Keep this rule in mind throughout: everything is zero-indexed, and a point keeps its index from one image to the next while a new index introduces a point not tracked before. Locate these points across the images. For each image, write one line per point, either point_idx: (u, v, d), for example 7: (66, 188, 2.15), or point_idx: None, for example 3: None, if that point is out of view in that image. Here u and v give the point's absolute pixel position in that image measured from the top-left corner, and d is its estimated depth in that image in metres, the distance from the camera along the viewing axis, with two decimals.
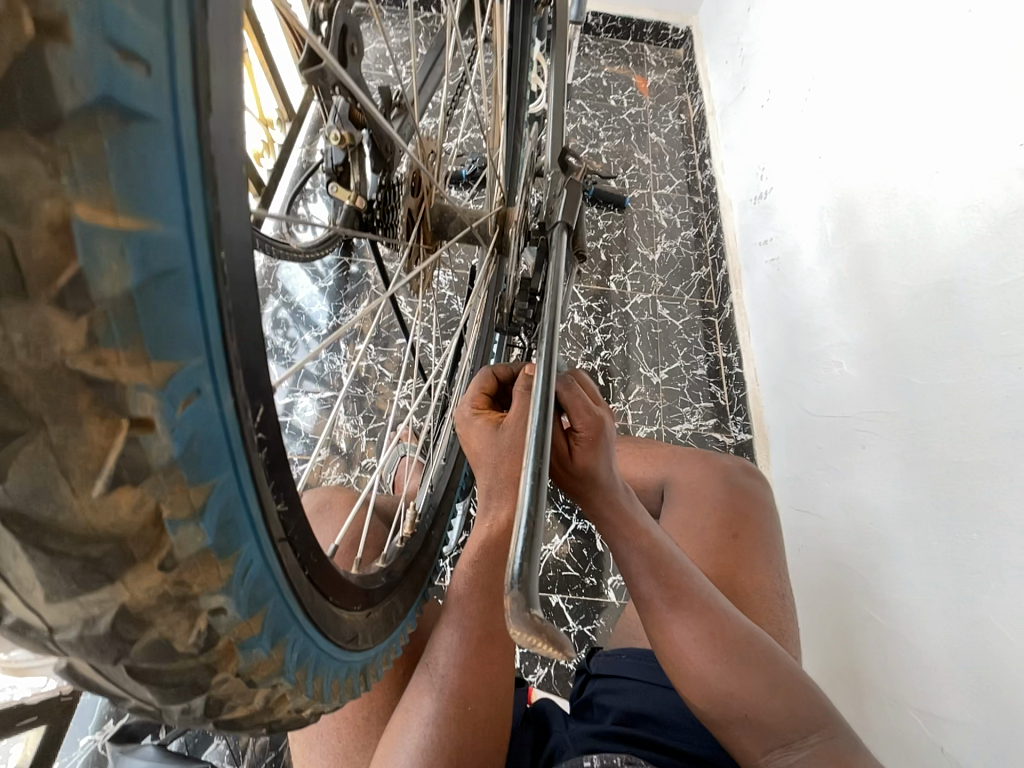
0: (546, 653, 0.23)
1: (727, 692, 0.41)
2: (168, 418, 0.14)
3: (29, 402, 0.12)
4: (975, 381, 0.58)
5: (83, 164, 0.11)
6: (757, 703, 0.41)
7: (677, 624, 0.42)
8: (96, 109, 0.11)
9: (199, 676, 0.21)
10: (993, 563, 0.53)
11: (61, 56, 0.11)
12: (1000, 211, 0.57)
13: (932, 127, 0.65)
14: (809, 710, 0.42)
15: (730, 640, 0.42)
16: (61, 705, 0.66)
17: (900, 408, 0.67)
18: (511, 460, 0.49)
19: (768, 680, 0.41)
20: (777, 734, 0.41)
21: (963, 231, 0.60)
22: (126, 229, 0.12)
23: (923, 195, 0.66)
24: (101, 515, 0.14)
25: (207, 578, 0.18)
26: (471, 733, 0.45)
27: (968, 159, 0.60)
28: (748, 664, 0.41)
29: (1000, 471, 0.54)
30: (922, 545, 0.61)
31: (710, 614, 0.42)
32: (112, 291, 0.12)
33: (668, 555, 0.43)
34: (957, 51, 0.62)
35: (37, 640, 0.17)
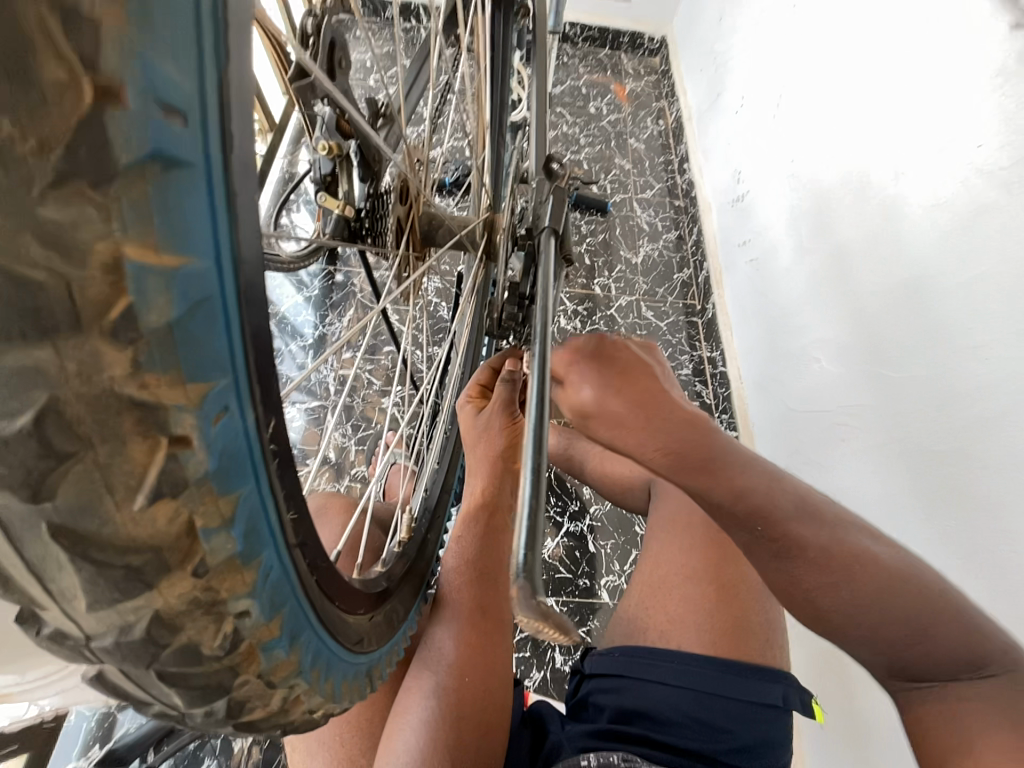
0: (553, 638, 0.25)
1: (860, 631, 0.37)
2: (204, 435, 0.15)
3: (81, 425, 0.13)
4: (948, 372, 0.61)
5: (132, 210, 0.12)
6: (890, 640, 0.37)
7: (793, 568, 0.37)
8: (146, 161, 0.12)
9: (223, 679, 0.22)
10: (973, 542, 0.56)
11: (117, 118, 0.12)
12: (960, 215, 0.60)
13: (903, 127, 0.68)
14: (964, 648, 0.36)
15: (860, 584, 0.36)
16: (44, 733, 0.67)
17: (874, 400, 0.71)
18: (483, 441, 0.69)
19: (895, 619, 0.36)
20: (916, 669, 0.37)
21: (929, 233, 0.64)
22: (171, 268, 0.13)
23: (891, 198, 0.69)
24: (140, 528, 0.15)
25: (233, 584, 0.19)
26: (472, 682, 0.55)
27: (935, 167, 0.63)
28: (882, 606, 0.36)
29: (976, 457, 0.57)
30: (902, 530, 0.64)
31: (830, 552, 0.36)
32: (159, 324, 0.13)
33: (772, 497, 0.36)
34: (921, 59, 0.66)
35: (74, 648, 0.18)
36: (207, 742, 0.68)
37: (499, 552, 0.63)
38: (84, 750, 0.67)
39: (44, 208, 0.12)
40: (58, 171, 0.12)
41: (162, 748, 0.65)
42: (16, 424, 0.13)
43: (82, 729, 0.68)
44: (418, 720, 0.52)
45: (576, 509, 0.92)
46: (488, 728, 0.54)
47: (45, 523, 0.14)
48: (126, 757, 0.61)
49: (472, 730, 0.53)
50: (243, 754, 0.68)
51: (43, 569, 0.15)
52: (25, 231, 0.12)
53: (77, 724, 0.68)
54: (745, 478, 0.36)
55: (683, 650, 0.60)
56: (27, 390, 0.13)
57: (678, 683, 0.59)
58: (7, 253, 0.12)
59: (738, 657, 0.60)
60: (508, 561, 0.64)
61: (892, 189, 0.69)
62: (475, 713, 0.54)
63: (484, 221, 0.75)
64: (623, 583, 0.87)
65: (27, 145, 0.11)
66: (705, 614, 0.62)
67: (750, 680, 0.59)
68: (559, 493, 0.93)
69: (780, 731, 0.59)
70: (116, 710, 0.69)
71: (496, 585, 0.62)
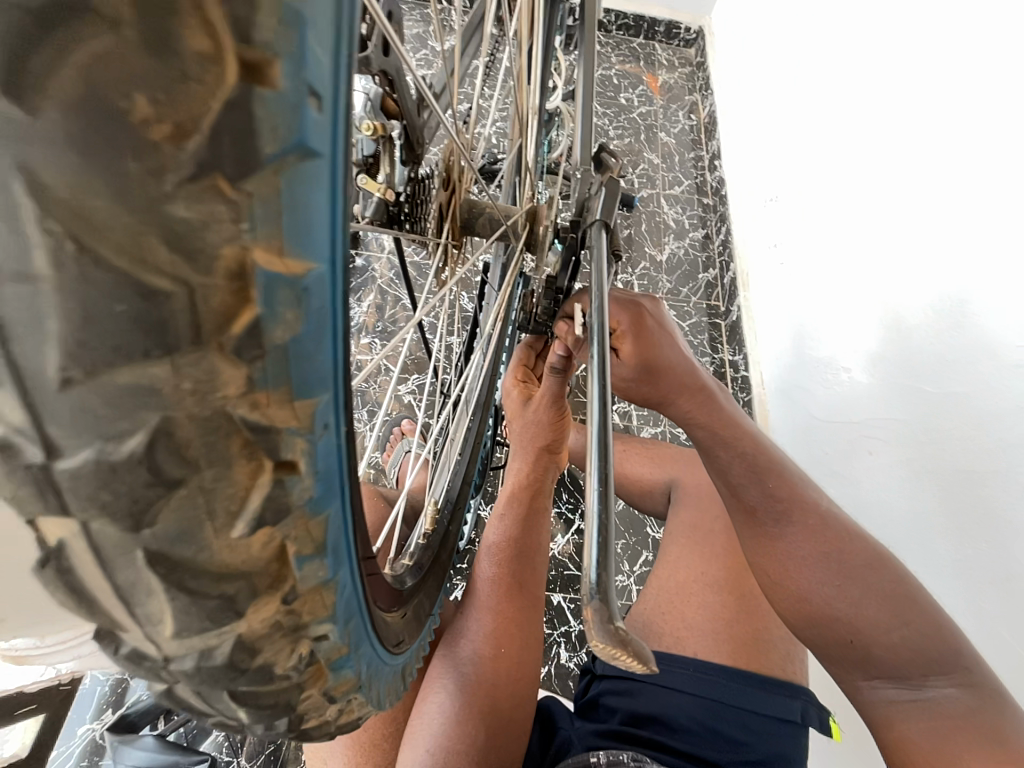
0: (630, 666, 0.23)
1: (838, 613, 0.41)
2: (310, 458, 0.14)
3: (190, 448, 0.12)
4: (985, 384, 0.58)
5: (264, 210, 0.11)
6: (867, 628, 0.40)
7: (785, 535, 0.43)
8: (286, 154, 0.10)
9: (290, 695, 0.21)
10: (1004, 569, 0.54)
11: (267, 100, 0.10)
12: (1008, 228, 0.57)
13: (958, 135, 0.63)
14: (938, 650, 0.39)
15: (847, 561, 0.42)
16: (60, 695, 0.68)
17: (908, 415, 0.67)
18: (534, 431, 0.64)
19: (890, 610, 0.40)
20: (896, 668, 0.40)
21: (974, 246, 0.61)
22: (297, 276, 0.11)
23: (938, 205, 0.65)
24: (235, 554, 0.14)
25: (314, 607, 0.17)
26: (506, 662, 0.55)
27: (989, 177, 0.59)
28: (869, 588, 0.41)
29: (1007, 478, 0.55)
30: (928, 551, 0.62)
31: (823, 530, 0.43)
32: (281, 340, 0.12)
33: (774, 464, 0.45)
34: (982, 56, 0.61)
35: (150, 669, 0.17)
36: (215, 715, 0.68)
37: (540, 535, 0.62)
38: (96, 714, 0.67)
39: (173, 206, 0.10)
40: (197, 164, 0.10)
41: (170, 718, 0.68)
42: (124, 448, 0.11)
43: (95, 694, 0.68)
44: (446, 693, 0.52)
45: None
46: (518, 703, 0.53)
47: (141, 549, 0.13)
48: (138, 724, 0.64)
49: (504, 703, 0.53)
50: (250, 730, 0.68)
51: (131, 593, 0.14)
52: (151, 232, 0.10)
53: (91, 688, 0.68)
54: (762, 444, 0.46)
55: (705, 661, 0.59)
56: (137, 410, 0.11)
57: (692, 690, 0.58)
58: (130, 257, 0.10)
59: (760, 670, 0.59)
60: (544, 545, 0.62)
61: (940, 197, 0.65)
62: (508, 692, 0.53)
63: (526, 212, 0.68)
64: (632, 585, 0.85)
65: (161, 129, 0.10)
66: (725, 624, 0.61)
67: (768, 692, 0.57)
68: (572, 491, 0.90)
69: (798, 749, 0.57)
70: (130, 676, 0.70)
71: (536, 567, 0.60)
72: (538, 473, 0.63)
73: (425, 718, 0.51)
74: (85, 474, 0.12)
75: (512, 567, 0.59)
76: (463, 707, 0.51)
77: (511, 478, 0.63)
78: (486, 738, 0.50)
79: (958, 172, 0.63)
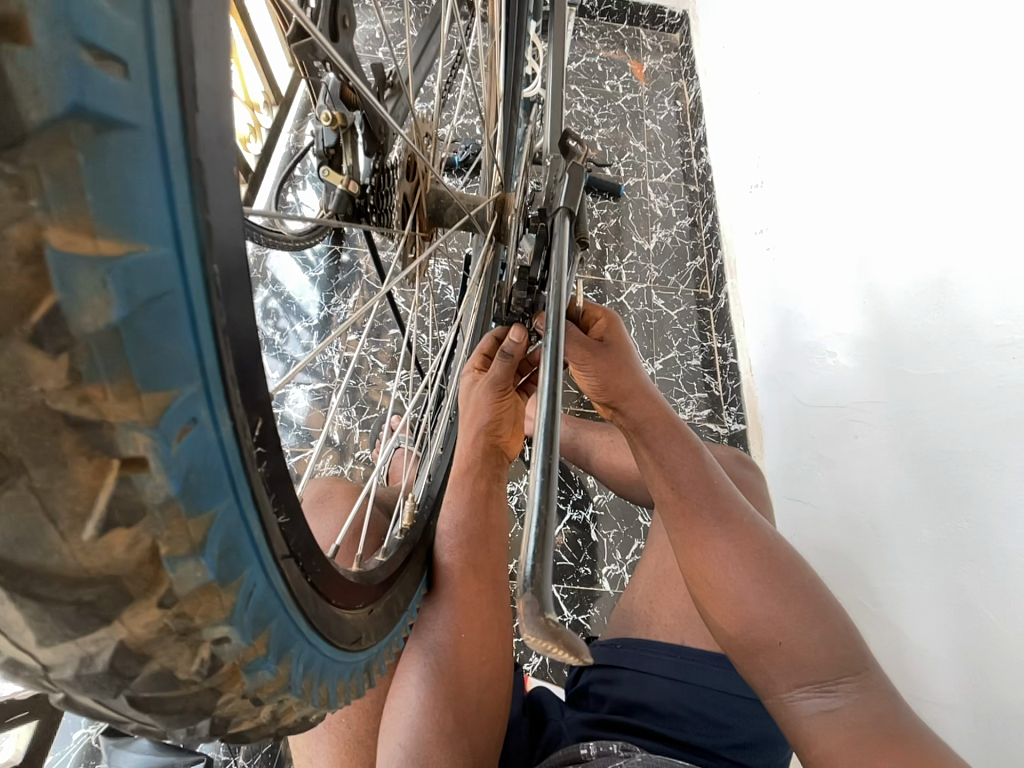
0: (562, 658, 0.24)
1: (758, 612, 0.41)
2: (163, 456, 0.13)
3: (7, 446, 0.11)
4: (968, 364, 0.58)
5: (55, 185, 0.10)
6: (790, 629, 0.40)
7: (716, 533, 0.44)
8: (68, 122, 0.10)
9: (203, 699, 0.20)
10: (983, 549, 0.54)
11: (28, 65, 0.09)
12: (993, 202, 0.56)
13: (940, 114, 0.62)
14: (845, 652, 0.39)
15: (766, 562, 0.42)
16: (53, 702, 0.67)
17: (891, 397, 0.67)
18: (474, 409, 0.65)
19: (810, 609, 0.41)
20: (813, 673, 0.39)
21: (955, 225, 0.60)
22: (109, 256, 0.11)
23: (921, 185, 0.64)
24: (91, 558, 0.13)
25: (208, 609, 0.17)
26: (469, 649, 0.55)
27: (968, 152, 0.58)
28: (781, 587, 0.41)
29: (991, 461, 0.54)
30: (910, 534, 0.62)
31: (751, 533, 0.44)
32: (93, 329, 0.11)
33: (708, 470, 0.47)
34: (963, 33, 0.60)
35: (33, 677, 0.16)
36: None
37: (493, 517, 0.61)
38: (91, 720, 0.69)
39: None
40: None
41: None
42: None
43: None
44: (412, 689, 0.53)
45: (579, 498, 0.90)
46: (486, 688, 0.55)
47: None
48: (133, 728, 0.66)
49: (472, 690, 0.54)
50: None
51: None
52: None
53: None
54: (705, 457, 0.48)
55: (690, 647, 0.59)
56: None
57: (676, 675, 0.58)
58: None
59: None
60: (500, 526, 0.62)
61: (925, 178, 0.64)
62: (476, 679, 0.54)
63: (495, 199, 0.71)
64: (624, 573, 0.85)
65: None
66: None
67: None
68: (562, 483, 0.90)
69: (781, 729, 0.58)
70: None
71: (493, 550, 0.60)
72: (484, 453, 0.63)
73: (396, 712, 0.52)
74: None
75: (468, 554, 0.59)
76: (430, 698, 0.52)
77: (457, 461, 0.64)
78: (454, 727, 0.51)
79: (941, 150, 0.62)
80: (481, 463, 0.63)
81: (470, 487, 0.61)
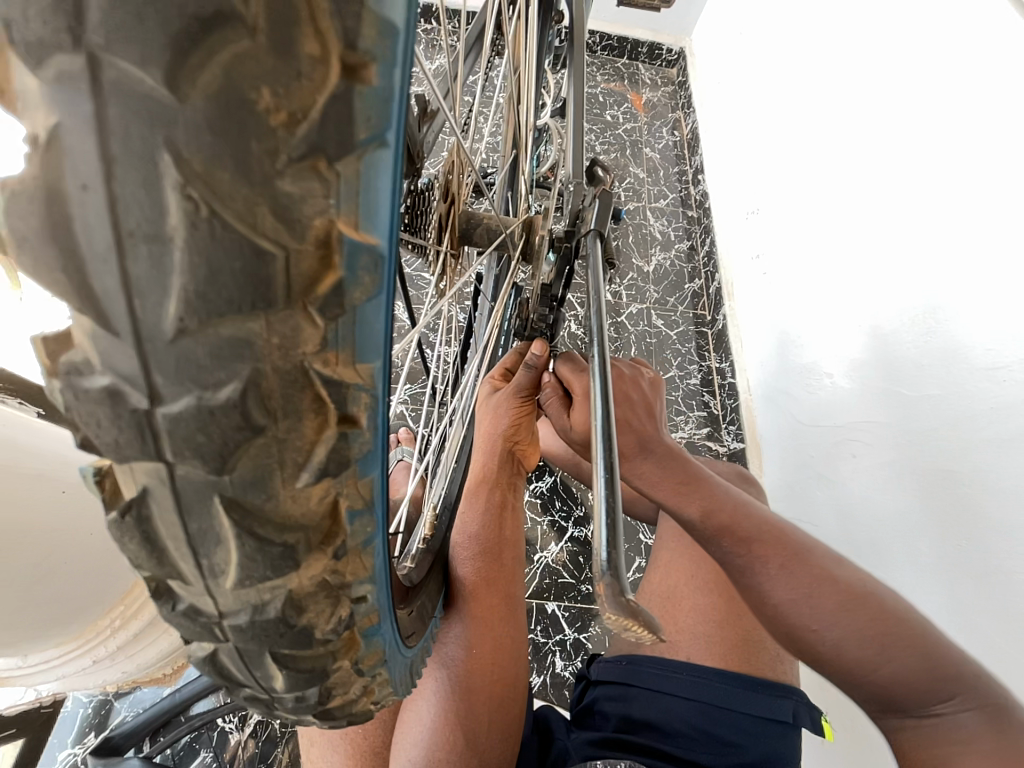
0: (642, 635, 0.25)
1: (839, 661, 0.39)
2: (370, 416, 0.15)
3: (271, 400, 0.13)
4: (963, 388, 0.61)
5: (348, 188, 0.12)
6: (864, 671, 0.38)
7: (765, 582, 0.40)
8: (372, 140, 0.12)
9: (325, 663, 0.21)
10: (986, 568, 0.56)
11: (364, 95, 0.11)
12: (992, 233, 0.59)
13: (948, 149, 0.64)
14: (937, 680, 0.37)
15: (830, 604, 0.39)
16: (40, 719, 0.65)
17: (888, 417, 0.71)
18: (491, 420, 0.67)
19: (883, 643, 0.38)
20: (900, 703, 0.38)
21: (965, 258, 0.61)
22: (373, 245, 0.13)
23: (919, 218, 0.68)
24: (296, 505, 0.15)
25: (356, 567, 0.19)
26: (483, 665, 0.56)
27: (970, 197, 0.61)
28: (856, 627, 0.38)
29: (989, 480, 0.57)
30: (912, 550, 0.65)
31: (800, 570, 0.40)
32: (357, 302, 0.13)
33: (731, 513, 0.42)
34: (964, 65, 0.63)
35: (205, 625, 0.17)
36: (204, 734, 0.68)
37: (506, 532, 0.63)
38: (78, 738, 0.67)
39: (282, 181, 0.11)
40: (304, 144, 0.11)
41: (156, 740, 0.67)
42: (222, 394, 0.12)
43: (77, 717, 0.69)
44: (426, 702, 0.55)
45: (580, 514, 0.90)
46: (499, 706, 0.55)
47: (218, 494, 0.14)
48: (123, 746, 0.64)
49: (485, 706, 0.54)
50: (238, 747, 0.68)
51: (201, 542, 0.15)
52: (261, 203, 0.11)
53: (73, 711, 0.69)
54: (714, 497, 0.43)
55: (697, 664, 0.60)
56: (232, 361, 0.12)
57: (688, 694, 0.58)
58: (243, 223, 0.11)
59: (750, 672, 0.59)
60: (512, 539, 0.64)
61: (922, 211, 0.67)
62: (490, 697, 0.55)
63: (523, 223, 0.64)
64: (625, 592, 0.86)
65: (278, 118, 0.11)
66: (716, 624, 0.62)
67: (762, 693, 0.58)
68: (565, 499, 0.91)
69: (790, 748, 0.58)
70: (112, 699, 0.70)
71: (506, 565, 0.62)
72: (494, 464, 0.66)
73: (413, 722, 0.55)
74: (185, 416, 0.13)
75: (482, 566, 0.60)
76: (444, 712, 0.54)
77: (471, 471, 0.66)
78: (466, 742, 0.52)
79: (930, 183, 0.67)
80: (497, 471, 0.66)
81: (484, 498, 0.64)
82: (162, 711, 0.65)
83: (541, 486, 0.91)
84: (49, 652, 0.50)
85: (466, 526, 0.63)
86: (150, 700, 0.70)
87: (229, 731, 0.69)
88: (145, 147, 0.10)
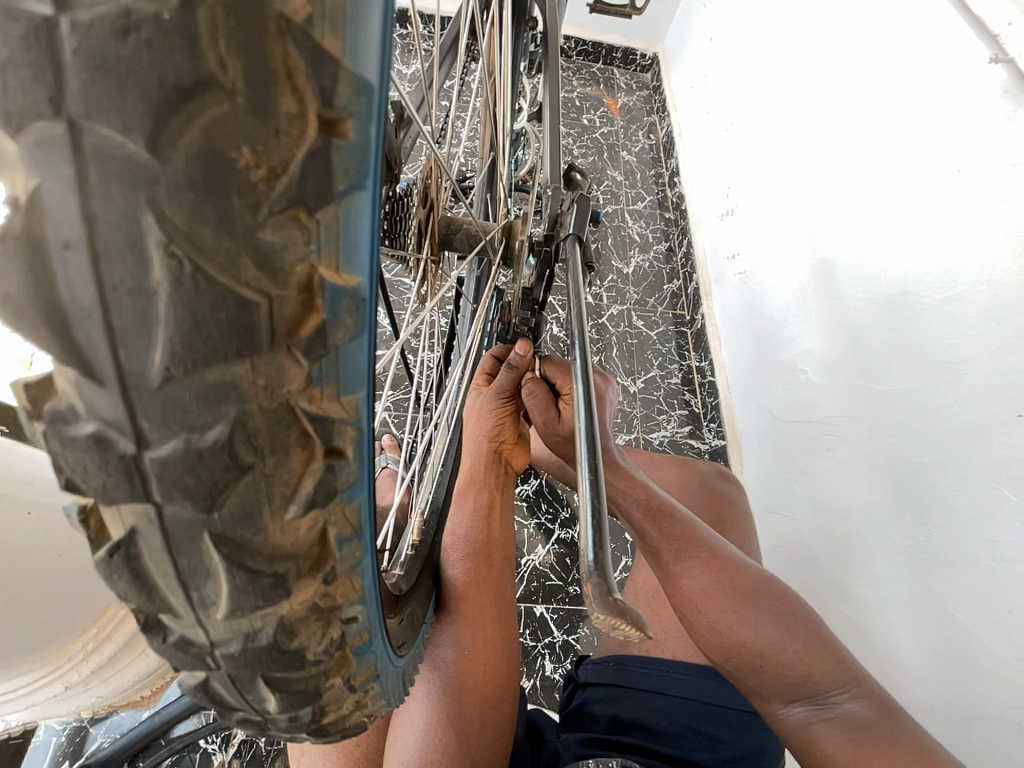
0: (629, 633, 0.25)
1: (749, 645, 0.43)
2: (356, 447, 0.16)
3: (258, 438, 0.13)
4: (926, 380, 0.64)
5: (328, 233, 0.12)
6: (769, 652, 0.42)
7: (684, 567, 0.45)
8: (350, 189, 0.13)
9: (319, 681, 0.21)
10: (952, 555, 0.59)
11: (342, 148, 0.12)
12: (949, 232, 0.61)
13: (907, 150, 0.67)
14: (830, 662, 0.42)
15: (742, 590, 0.44)
16: (9, 749, 0.65)
17: (860, 412, 0.73)
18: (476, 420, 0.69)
19: (785, 626, 0.43)
20: (801, 688, 0.42)
21: (924, 256, 0.64)
22: (353, 287, 0.13)
23: (883, 218, 0.71)
24: (285, 537, 0.15)
25: (346, 589, 0.19)
26: (474, 667, 0.56)
27: (926, 201, 0.64)
28: (761, 612, 0.43)
29: (951, 469, 0.59)
30: (885, 539, 0.67)
31: (717, 561, 0.45)
32: (341, 341, 0.14)
33: (667, 506, 0.47)
34: (921, 72, 0.65)
35: (197, 655, 0.18)
36: (186, 756, 0.67)
37: (495, 532, 0.64)
38: (53, 766, 0.66)
39: (262, 232, 0.12)
40: (284, 197, 0.12)
41: (137, 764, 0.66)
42: (209, 436, 0.13)
43: (50, 746, 0.67)
44: (416, 708, 0.55)
45: (567, 517, 0.92)
46: (490, 708, 0.55)
47: (207, 531, 0.14)
48: None
49: (476, 707, 0.54)
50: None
51: (192, 577, 0.15)
52: (243, 253, 0.12)
53: (46, 739, 0.67)
54: (652, 489, 0.48)
55: (679, 661, 0.62)
56: (217, 404, 0.13)
57: (674, 692, 0.60)
58: (227, 274, 0.12)
59: None
60: (501, 538, 0.64)
61: (884, 211, 0.70)
62: (482, 697, 0.55)
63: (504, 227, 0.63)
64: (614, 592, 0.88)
65: (258, 173, 0.11)
66: None
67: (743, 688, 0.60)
68: (551, 502, 0.92)
69: (774, 741, 0.60)
70: (88, 724, 0.68)
71: (496, 565, 0.62)
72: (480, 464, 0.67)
73: (403, 730, 0.54)
74: (174, 459, 0.13)
75: (471, 566, 0.61)
76: (434, 717, 0.53)
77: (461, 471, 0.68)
78: (457, 745, 0.52)
79: (893, 184, 0.69)
80: (483, 472, 0.67)
81: (471, 499, 0.65)
82: (144, 733, 0.64)
83: (527, 489, 0.92)
84: (17, 680, 0.46)
85: (457, 527, 0.63)
86: (129, 725, 0.68)
87: (214, 752, 0.68)
88: (130, 208, 0.11)
